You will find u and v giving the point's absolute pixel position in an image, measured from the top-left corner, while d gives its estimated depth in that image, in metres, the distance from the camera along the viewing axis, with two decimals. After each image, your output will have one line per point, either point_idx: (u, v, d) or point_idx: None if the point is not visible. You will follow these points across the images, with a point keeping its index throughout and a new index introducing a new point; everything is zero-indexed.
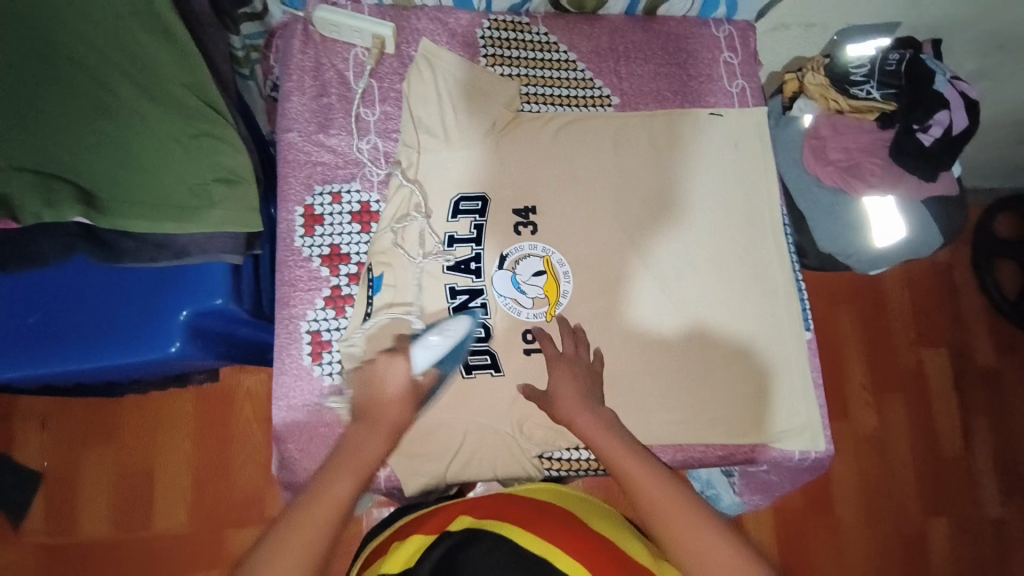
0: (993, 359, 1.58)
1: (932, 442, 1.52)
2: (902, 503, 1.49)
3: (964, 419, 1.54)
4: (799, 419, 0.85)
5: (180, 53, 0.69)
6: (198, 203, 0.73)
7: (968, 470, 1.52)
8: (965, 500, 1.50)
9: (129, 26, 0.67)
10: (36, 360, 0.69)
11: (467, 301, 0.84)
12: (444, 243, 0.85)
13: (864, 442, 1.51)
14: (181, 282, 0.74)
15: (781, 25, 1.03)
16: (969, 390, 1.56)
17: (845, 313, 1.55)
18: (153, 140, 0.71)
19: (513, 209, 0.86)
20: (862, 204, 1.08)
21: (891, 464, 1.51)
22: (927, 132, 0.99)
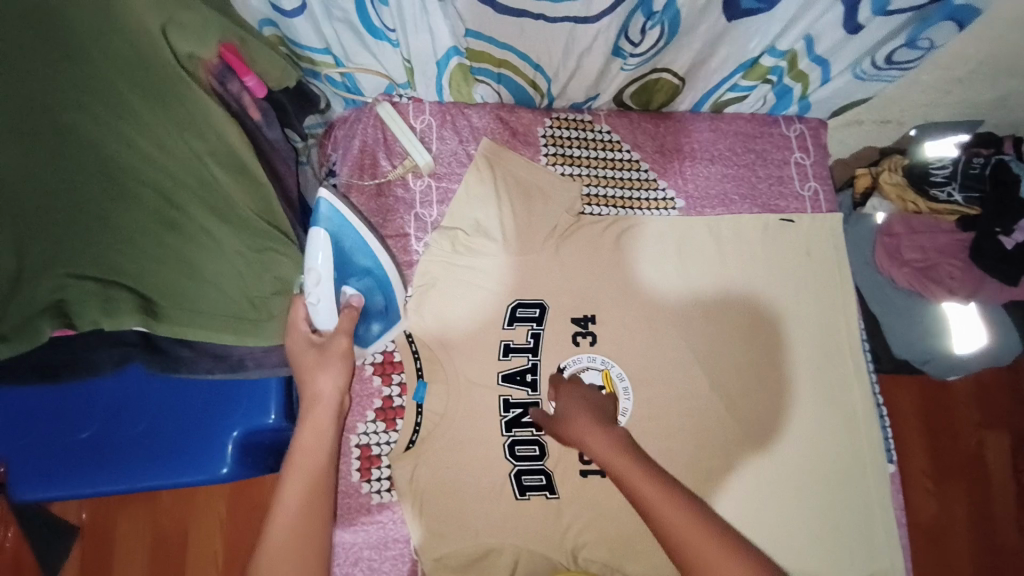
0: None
1: (995, 535, 1.41)
2: None
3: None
4: (880, 565, 0.79)
5: (256, 187, 0.68)
6: (257, 315, 0.71)
7: None
8: None
9: (205, 159, 0.63)
10: (102, 477, 0.70)
11: (521, 416, 0.79)
12: (500, 353, 0.81)
13: (923, 534, 1.40)
14: (237, 398, 0.73)
15: (856, 121, 0.99)
16: None
17: (905, 393, 1.45)
18: (219, 257, 0.67)
19: (572, 318, 0.83)
20: (940, 310, 1.00)
21: (951, 557, 1.40)
22: (1010, 235, 0.92)
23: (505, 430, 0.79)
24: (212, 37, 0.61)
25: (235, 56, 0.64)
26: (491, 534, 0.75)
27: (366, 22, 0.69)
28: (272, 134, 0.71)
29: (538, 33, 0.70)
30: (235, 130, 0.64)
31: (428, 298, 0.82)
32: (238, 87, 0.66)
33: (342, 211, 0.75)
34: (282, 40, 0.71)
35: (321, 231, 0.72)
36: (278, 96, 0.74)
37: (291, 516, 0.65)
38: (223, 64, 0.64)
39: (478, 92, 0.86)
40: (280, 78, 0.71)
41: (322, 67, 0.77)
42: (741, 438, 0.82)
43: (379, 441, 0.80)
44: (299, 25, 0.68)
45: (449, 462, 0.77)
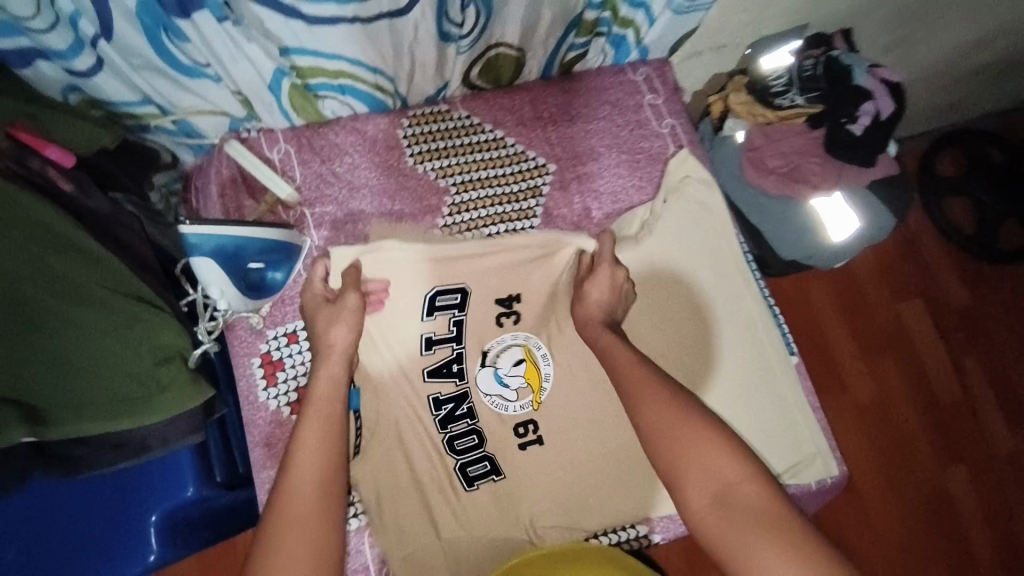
0: (968, 296, 1.62)
1: (931, 394, 1.56)
2: (916, 459, 1.51)
3: (954, 360, 1.59)
4: (806, 450, 0.86)
5: (94, 261, 0.62)
6: (147, 391, 0.67)
7: (972, 412, 1.56)
8: (977, 443, 1.54)
9: (26, 247, 0.58)
10: None
11: (453, 410, 0.79)
12: (422, 347, 0.81)
13: (866, 410, 1.53)
14: (150, 480, 0.70)
15: (694, 53, 1.05)
16: (952, 334, 1.60)
17: (817, 289, 1.57)
18: (83, 345, 0.64)
19: (495, 299, 0.83)
20: (810, 206, 1.08)
21: (897, 424, 1.53)
22: (856, 121, 1.02)
23: (440, 427, 0.79)
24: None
25: (30, 136, 0.61)
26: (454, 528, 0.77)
27: (174, 62, 0.66)
28: (95, 203, 0.65)
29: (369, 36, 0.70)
30: (57, 215, 0.59)
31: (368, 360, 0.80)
32: (41, 163, 0.60)
33: (204, 228, 0.72)
34: (93, 103, 0.69)
35: (197, 257, 0.73)
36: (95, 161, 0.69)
37: (316, 444, 0.64)
38: (16, 142, 0.59)
39: (327, 107, 0.84)
40: (88, 142, 0.67)
41: (148, 118, 0.74)
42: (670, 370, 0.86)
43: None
44: (105, 83, 0.66)
45: (394, 476, 0.78)
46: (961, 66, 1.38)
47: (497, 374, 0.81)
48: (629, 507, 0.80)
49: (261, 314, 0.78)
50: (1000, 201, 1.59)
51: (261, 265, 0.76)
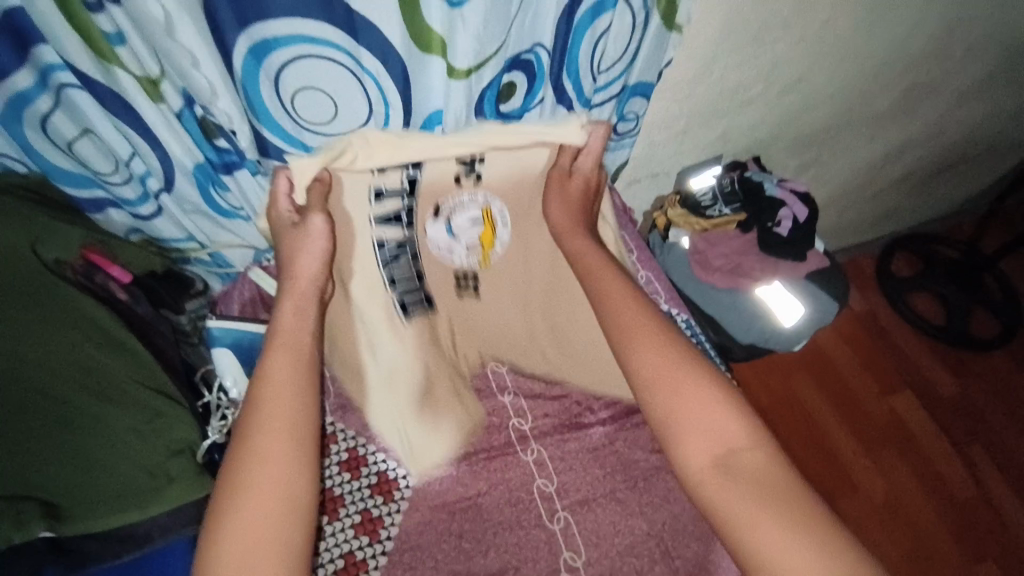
0: (953, 383, 1.68)
1: (942, 487, 1.51)
2: (942, 559, 1.40)
3: (959, 451, 1.57)
4: None
5: (134, 359, 0.77)
6: (157, 483, 0.74)
7: (988, 503, 1.50)
8: (1003, 539, 1.45)
9: (83, 347, 0.74)
10: None
11: (395, 248, 0.89)
12: (371, 197, 0.87)
13: (881, 508, 1.46)
14: (151, 572, 0.73)
15: (635, 180, 1.28)
16: (949, 423, 1.61)
17: (800, 381, 1.62)
18: (111, 436, 0.73)
19: (457, 158, 0.87)
20: (756, 295, 1.21)
21: (915, 521, 1.45)
22: (780, 225, 1.19)
23: (389, 285, 0.90)
24: (75, 245, 0.77)
25: (100, 257, 0.79)
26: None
27: (215, 207, 0.85)
28: (142, 309, 0.83)
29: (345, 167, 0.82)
30: (107, 315, 0.77)
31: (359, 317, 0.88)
32: (104, 278, 0.79)
33: (229, 324, 0.85)
34: (152, 242, 0.89)
35: (218, 348, 0.84)
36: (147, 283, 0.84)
37: (280, 374, 0.67)
38: (88, 263, 0.78)
39: None
40: (142, 266, 0.84)
41: (191, 251, 0.93)
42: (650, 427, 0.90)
43: (330, 549, 0.80)
44: (161, 225, 0.86)
45: (384, 565, 0.80)
46: (879, 180, 1.62)
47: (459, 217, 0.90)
48: None
49: None
50: (958, 289, 1.78)
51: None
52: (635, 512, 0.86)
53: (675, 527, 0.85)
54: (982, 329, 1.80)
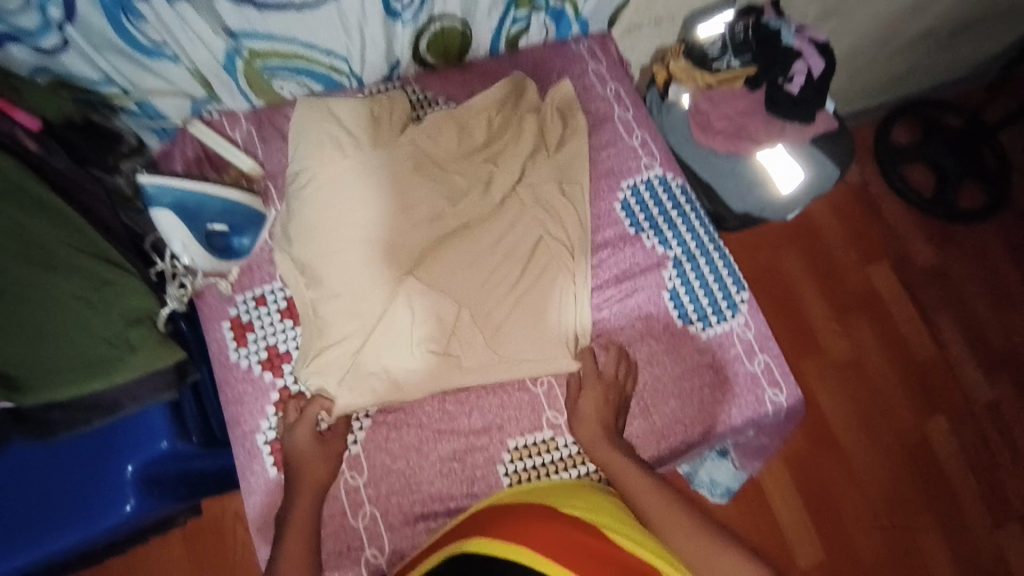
0: (934, 254, 1.64)
1: (904, 349, 1.53)
2: (894, 413, 1.46)
3: (927, 317, 1.58)
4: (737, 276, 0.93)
5: (65, 222, 0.68)
6: (118, 352, 0.70)
7: (949, 366, 1.53)
8: (955, 393, 1.50)
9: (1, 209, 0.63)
10: (16, 554, 0.69)
11: None
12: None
13: (846, 369, 1.49)
14: (125, 434, 0.72)
15: (634, 27, 1.13)
16: (920, 290, 1.60)
17: (786, 256, 1.57)
18: (58, 307, 0.67)
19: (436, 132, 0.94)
20: (756, 160, 1.13)
21: (874, 380, 1.49)
22: (792, 81, 1.06)
23: None
24: None
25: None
26: (431, 471, 0.81)
27: (133, 42, 0.73)
28: (59, 162, 0.70)
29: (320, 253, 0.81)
30: (18, 168, 0.63)
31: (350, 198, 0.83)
32: (11, 125, 0.64)
33: (165, 181, 0.75)
34: (63, 83, 0.75)
35: (157, 209, 0.75)
36: (60, 129, 0.73)
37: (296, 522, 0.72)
38: None
39: (283, 88, 0.90)
40: (54, 109, 0.73)
41: (113, 98, 0.80)
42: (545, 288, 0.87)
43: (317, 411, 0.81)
44: (71, 62, 0.73)
45: (368, 424, 0.82)
46: (903, 34, 1.45)
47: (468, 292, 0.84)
48: None
49: (230, 279, 0.83)
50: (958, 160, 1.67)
51: (225, 228, 0.80)
52: None
53: (655, 388, 0.87)
54: (970, 202, 1.70)
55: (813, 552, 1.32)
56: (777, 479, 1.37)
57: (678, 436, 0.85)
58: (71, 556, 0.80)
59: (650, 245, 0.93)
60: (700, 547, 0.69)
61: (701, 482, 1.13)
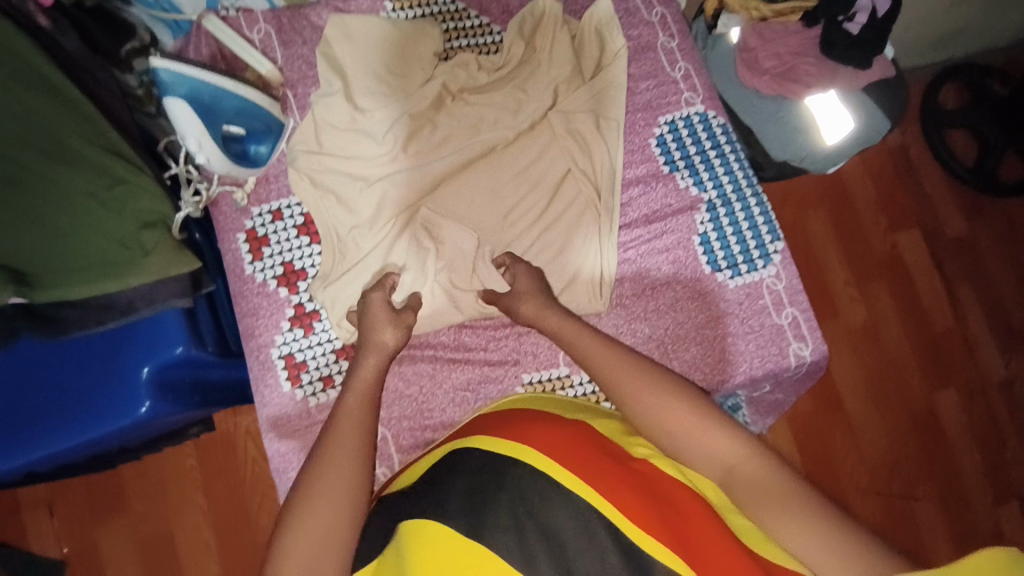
0: (963, 225, 1.49)
1: (920, 320, 1.42)
2: (903, 383, 1.38)
3: (948, 290, 1.45)
4: (770, 219, 0.87)
5: (77, 111, 0.65)
6: (131, 254, 0.68)
7: (965, 341, 1.43)
8: (967, 367, 1.42)
9: (12, 89, 0.60)
10: (32, 448, 0.69)
11: None
12: None
13: (856, 334, 1.40)
14: (138, 339, 0.71)
15: None
16: (945, 261, 1.47)
17: (815, 215, 1.44)
18: (68, 201, 0.65)
19: None
20: (805, 107, 1.04)
21: (887, 350, 1.40)
22: (853, 21, 0.97)
23: None
24: None
25: None
26: (445, 398, 0.80)
27: None
28: (70, 44, 0.66)
29: (350, 179, 0.81)
30: (28, 44, 0.61)
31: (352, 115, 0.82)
32: None
33: (179, 67, 0.69)
34: None
35: (170, 98, 0.69)
36: (71, 11, 0.67)
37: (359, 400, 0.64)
38: None
39: None
40: None
41: None
42: (563, 224, 0.84)
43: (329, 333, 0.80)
44: None
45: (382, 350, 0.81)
46: None
47: (491, 237, 0.82)
48: None
49: (245, 190, 0.80)
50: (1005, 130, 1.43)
51: (243, 132, 0.76)
52: (638, 317, 0.84)
53: (676, 332, 0.84)
54: (1009, 174, 1.51)
55: None
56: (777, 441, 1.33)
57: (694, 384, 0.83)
58: (86, 455, 0.81)
59: (684, 185, 0.88)
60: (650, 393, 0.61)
61: None
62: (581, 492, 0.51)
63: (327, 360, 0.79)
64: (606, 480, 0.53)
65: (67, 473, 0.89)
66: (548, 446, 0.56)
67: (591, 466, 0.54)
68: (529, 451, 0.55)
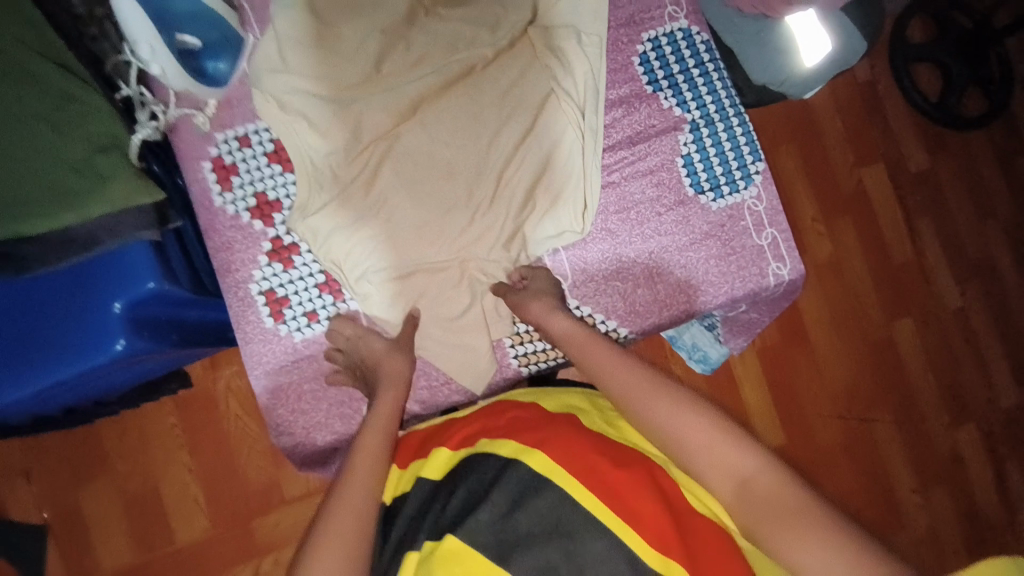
0: (925, 158, 1.52)
1: (884, 252, 1.47)
2: (867, 313, 1.44)
3: (910, 221, 1.49)
4: (752, 140, 0.86)
5: (28, 23, 0.63)
6: (88, 182, 0.63)
7: (923, 270, 1.49)
8: (924, 294, 1.48)
9: None
10: None
11: None
12: None
13: (824, 268, 1.44)
14: (105, 274, 0.67)
15: None
16: (908, 194, 1.50)
17: (788, 151, 1.45)
18: (17, 123, 0.61)
19: None
20: (784, 25, 1.02)
21: (852, 282, 1.45)
22: None
23: None
24: None
25: None
26: (437, 322, 0.78)
27: None
28: None
29: (321, 101, 0.76)
30: None
31: (317, 33, 0.76)
32: None
33: None
34: None
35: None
36: None
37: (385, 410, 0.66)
38: None
39: None
40: None
41: None
42: (551, 152, 0.80)
43: (310, 267, 0.77)
44: None
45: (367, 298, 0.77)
46: None
47: (474, 167, 0.78)
48: (598, 305, 0.83)
49: (207, 113, 0.75)
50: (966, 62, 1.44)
51: (199, 44, 0.71)
52: (623, 242, 0.83)
53: (660, 257, 0.84)
54: (969, 110, 1.55)
55: (775, 432, 1.37)
56: (752, 374, 1.38)
57: (680, 307, 0.84)
58: (61, 403, 0.77)
59: (667, 105, 0.86)
60: (661, 403, 0.58)
61: (682, 345, 1.10)
62: (581, 498, 0.52)
63: (310, 294, 0.76)
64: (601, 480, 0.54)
65: (46, 424, 0.87)
66: (552, 449, 0.57)
67: (589, 464, 0.55)
68: (536, 455, 0.56)
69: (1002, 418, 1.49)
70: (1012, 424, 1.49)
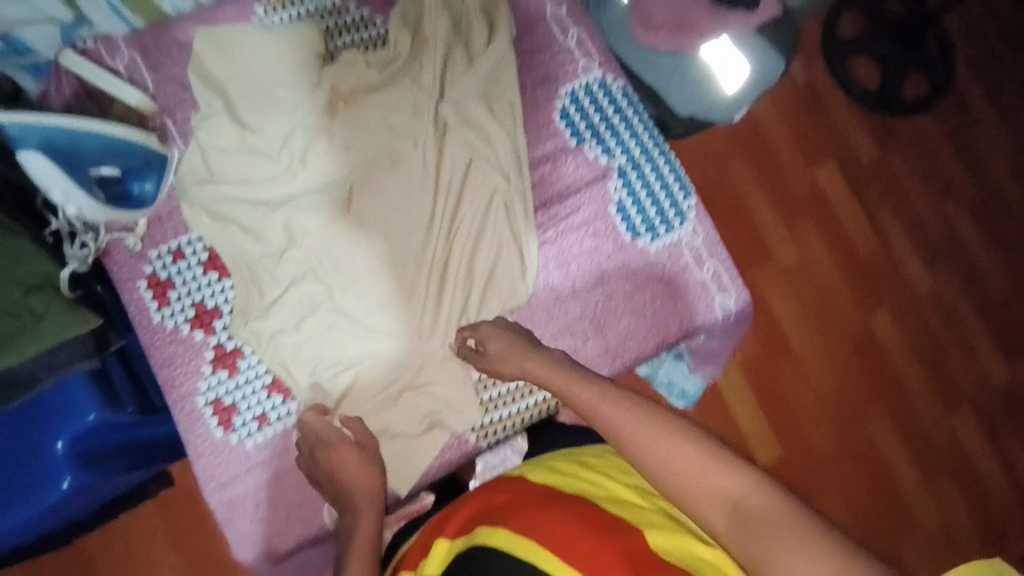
0: (875, 149, 1.54)
1: (848, 248, 1.48)
2: (841, 312, 1.45)
3: (868, 213, 1.51)
4: (681, 179, 0.88)
5: None
6: (21, 323, 0.61)
7: (890, 260, 1.50)
8: (894, 284, 1.49)
9: None
10: None
11: None
12: None
13: (792, 273, 1.44)
14: (47, 413, 0.66)
15: None
16: (863, 188, 1.52)
17: (738, 163, 1.47)
18: None
19: None
20: (701, 57, 1.06)
21: (820, 282, 1.45)
22: None
23: None
24: None
25: None
26: (369, 392, 0.77)
27: None
28: None
29: (252, 206, 0.77)
30: None
31: (236, 136, 0.78)
32: None
33: (32, 118, 0.62)
34: None
35: (24, 153, 0.63)
36: None
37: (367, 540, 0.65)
38: None
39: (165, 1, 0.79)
40: None
41: None
42: (482, 221, 0.81)
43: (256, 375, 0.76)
44: None
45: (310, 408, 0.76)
46: None
47: (412, 249, 0.79)
48: None
49: (137, 234, 0.75)
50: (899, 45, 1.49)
51: (118, 172, 0.72)
52: (569, 296, 0.84)
53: (607, 306, 0.84)
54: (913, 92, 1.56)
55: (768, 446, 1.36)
56: (736, 391, 1.37)
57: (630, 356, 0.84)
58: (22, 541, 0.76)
59: (593, 156, 0.87)
60: (647, 430, 0.58)
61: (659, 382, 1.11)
62: None
63: (258, 398, 0.75)
64: (602, 563, 0.49)
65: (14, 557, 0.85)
66: (539, 531, 0.53)
67: (579, 545, 0.51)
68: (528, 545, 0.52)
69: (994, 398, 1.47)
70: (1005, 404, 1.47)
